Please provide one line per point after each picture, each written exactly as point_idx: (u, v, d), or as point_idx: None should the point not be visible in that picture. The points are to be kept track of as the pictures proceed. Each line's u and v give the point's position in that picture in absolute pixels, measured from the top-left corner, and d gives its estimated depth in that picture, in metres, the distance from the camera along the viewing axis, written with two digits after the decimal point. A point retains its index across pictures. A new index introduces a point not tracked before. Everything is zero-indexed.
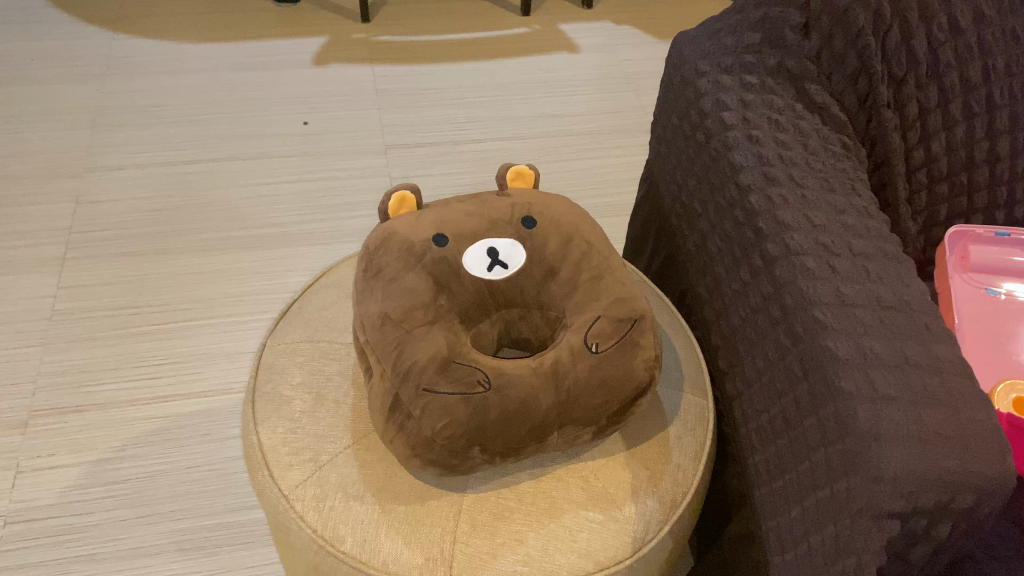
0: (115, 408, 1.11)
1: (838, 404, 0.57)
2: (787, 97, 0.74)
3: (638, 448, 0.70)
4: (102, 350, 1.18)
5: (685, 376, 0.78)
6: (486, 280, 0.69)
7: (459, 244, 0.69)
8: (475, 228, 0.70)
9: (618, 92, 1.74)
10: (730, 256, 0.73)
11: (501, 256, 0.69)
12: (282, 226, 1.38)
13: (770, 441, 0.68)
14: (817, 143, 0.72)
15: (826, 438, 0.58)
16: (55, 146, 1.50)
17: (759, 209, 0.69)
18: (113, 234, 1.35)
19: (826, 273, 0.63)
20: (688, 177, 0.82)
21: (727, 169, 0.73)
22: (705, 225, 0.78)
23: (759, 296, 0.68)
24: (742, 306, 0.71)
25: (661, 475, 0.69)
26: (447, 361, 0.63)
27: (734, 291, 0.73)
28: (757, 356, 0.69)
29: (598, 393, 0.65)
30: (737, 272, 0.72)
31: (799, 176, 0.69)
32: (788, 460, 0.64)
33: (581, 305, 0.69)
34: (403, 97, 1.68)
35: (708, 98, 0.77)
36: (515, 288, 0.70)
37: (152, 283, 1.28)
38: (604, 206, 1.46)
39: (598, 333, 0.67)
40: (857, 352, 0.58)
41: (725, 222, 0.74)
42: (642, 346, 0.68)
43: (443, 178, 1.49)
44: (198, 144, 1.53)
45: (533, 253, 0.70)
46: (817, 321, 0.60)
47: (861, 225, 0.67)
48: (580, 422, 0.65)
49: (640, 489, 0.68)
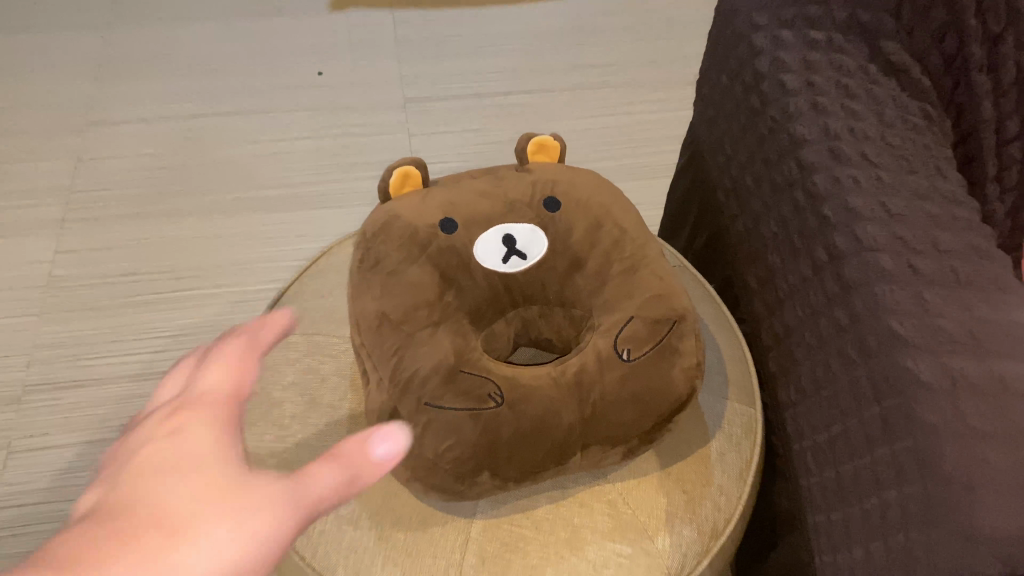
0: (112, 385, 1.04)
1: (920, 436, 0.48)
2: (859, 58, 0.63)
3: (674, 467, 0.62)
4: (100, 321, 1.11)
5: (730, 379, 0.67)
6: (502, 274, 0.59)
7: (469, 231, 0.59)
8: (489, 212, 0.60)
9: (655, 40, 1.60)
10: (787, 244, 0.63)
11: (519, 244, 0.59)
12: (293, 186, 1.29)
13: (828, 466, 0.58)
14: (894, 114, 0.61)
15: (900, 476, 0.49)
16: (57, 99, 1.41)
17: (827, 194, 0.58)
18: (115, 194, 1.27)
19: (907, 275, 0.53)
20: (738, 149, 0.71)
21: (786, 143, 0.63)
22: (758, 206, 0.68)
23: (821, 295, 0.58)
24: (799, 305, 0.61)
25: (700, 499, 0.60)
26: (453, 371, 0.55)
27: (790, 286, 0.63)
28: (816, 365, 0.59)
29: (629, 408, 0.57)
30: (795, 264, 0.62)
31: (873, 153, 0.59)
32: (850, 491, 0.55)
33: (611, 303, 0.59)
34: (425, 46, 1.57)
35: (764, 58, 0.66)
36: (534, 282, 0.60)
37: (156, 248, 1.20)
38: (637, 166, 1.35)
39: (630, 337, 0.57)
40: (944, 377, 0.48)
41: (781, 204, 0.64)
42: (681, 352, 0.59)
43: (464, 135, 1.38)
44: (208, 97, 1.43)
45: (557, 240, 0.60)
46: (895, 335, 0.51)
47: (949, 215, 0.57)
48: (607, 441, 0.57)
49: (675, 516, 0.59)
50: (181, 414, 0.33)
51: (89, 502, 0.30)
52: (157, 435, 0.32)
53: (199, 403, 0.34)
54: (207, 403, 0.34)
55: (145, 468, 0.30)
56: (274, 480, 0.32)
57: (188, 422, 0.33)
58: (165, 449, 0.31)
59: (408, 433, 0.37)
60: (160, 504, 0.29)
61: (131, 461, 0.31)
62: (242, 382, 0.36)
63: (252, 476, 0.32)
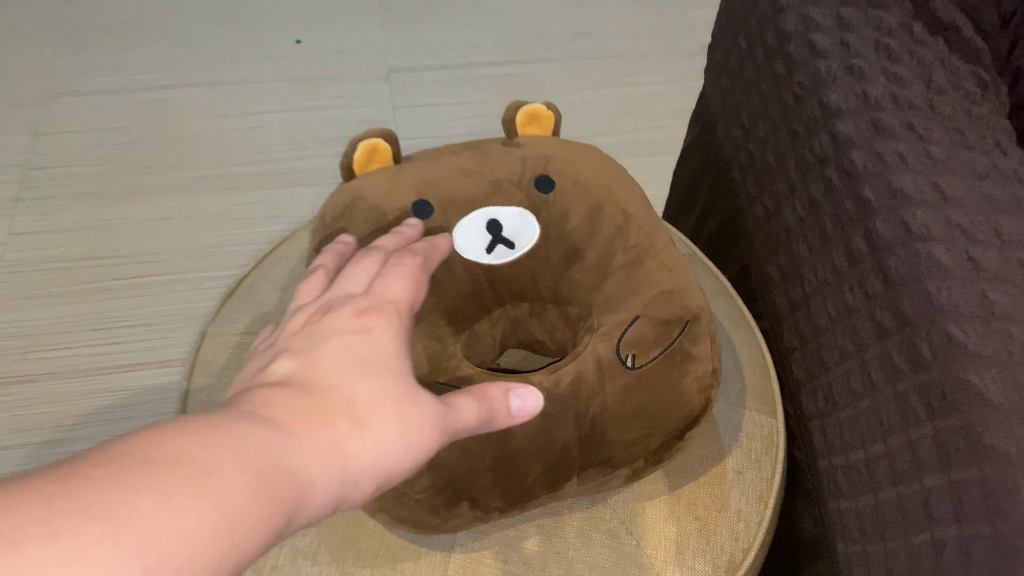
0: (66, 379, 0.96)
1: (988, 467, 0.39)
2: (901, 13, 0.53)
3: (684, 490, 0.54)
4: (54, 309, 1.02)
5: (748, 386, 0.59)
6: (485, 266, 0.51)
7: (447, 216, 0.50)
8: (471, 193, 0.51)
9: (658, 7, 1.50)
10: (817, 231, 0.54)
11: (506, 232, 0.51)
12: (269, 162, 1.20)
13: (865, 491, 0.50)
14: (943, 80, 0.52)
15: (960, 511, 0.41)
16: (15, 69, 1.32)
17: (867, 171, 0.49)
18: (75, 170, 1.17)
19: (966, 270, 0.44)
20: (758, 120, 0.62)
21: (816, 113, 0.54)
22: (781, 186, 0.59)
23: (859, 292, 0.49)
24: (831, 302, 0.52)
25: (714, 527, 0.52)
26: (429, 383, 0.48)
27: (820, 279, 0.54)
28: (852, 372, 0.51)
29: (634, 424, 0.49)
30: (827, 255, 0.53)
31: (920, 125, 0.49)
32: (894, 524, 0.46)
33: (613, 301, 0.51)
34: (412, 13, 1.46)
35: (790, 15, 0.57)
36: (523, 275, 0.52)
37: (118, 229, 1.11)
38: (638, 143, 1.26)
39: (635, 340, 0.49)
40: (1013, 393, 0.40)
41: (810, 184, 0.55)
42: (695, 358, 0.50)
43: (453, 109, 1.28)
44: (179, 67, 1.34)
45: (549, 226, 0.51)
46: (954, 343, 0.42)
47: (1012, 198, 0.48)
48: (608, 463, 0.49)
49: (686, 548, 0.51)
50: (362, 317, 0.40)
51: (286, 370, 0.37)
52: (349, 329, 0.39)
53: (380, 312, 0.41)
54: (384, 311, 0.41)
55: (328, 354, 0.37)
56: (425, 401, 0.37)
57: (369, 325, 0.39)
58: (347, 346, 0.38)
59: (539, 396, 0.44)
60: (336, 391, 0.36)
61: (320, 344, 0.38)
62: (412, 300, 0.43)
63: (409, 391, 0.38)
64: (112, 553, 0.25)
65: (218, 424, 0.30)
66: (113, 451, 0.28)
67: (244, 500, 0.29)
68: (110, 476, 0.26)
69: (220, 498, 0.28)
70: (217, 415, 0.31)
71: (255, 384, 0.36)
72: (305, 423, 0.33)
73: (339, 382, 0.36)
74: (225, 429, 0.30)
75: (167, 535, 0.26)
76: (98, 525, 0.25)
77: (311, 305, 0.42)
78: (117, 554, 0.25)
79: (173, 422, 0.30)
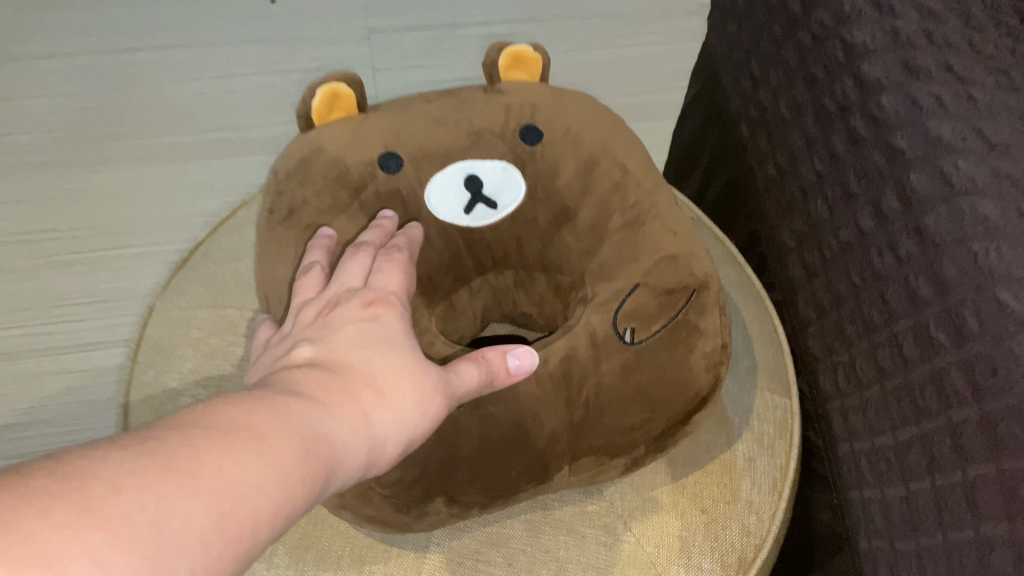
0: (18, 360, 0.88)
1: None
2: None
3: (690, 483, 0.47)
4: (5, 284, 0.93)
5: (760, 362, 0.53)
6: (461, 228, 0.45)
7: (419, 170, 0.44)
8: (447, 143, 0.44)
9: None
10: (841, 188, 0.48)
11: (486, 189, 0.45)
12: (239, 128, 1.10)
13: (896, 482, 0.43)
14: (983, 15, 0.45)
15: (1011, 507, 0.35)
16: None
17: (898, 119, 0.43)
18: (23, 134, 1.07)
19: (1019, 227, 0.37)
20: (771, 68, 0.55)
21: (838, 55, 0.47)
22: (798, 140, 0.52)
23: (892, 256, 0.43)
24: (858, 268, 0.46)
25: (722, 521, 0.46)
26: None
27: (845, 243, 0.47)
28: (882, 348, 0.44)
29: (633, 407, 0.43)
30: (853, 215, 0.46)
31: (960, 63, 0.43)
32: (931, 520, 0.40)
33: (609, 268, 0.45)
34: None
35: None
36: (506, 238, 0.46)
37: (74, 197, 1.01)
38: (636, 99, 1.17)
39: (633, 312, 0.43)
40: None
41: (832, 135, 0.48)
42: (703, 332, 0.44)
43: (437, 65, 1.20)
44: (136, 20, 1.21)
45: (536, 183, 0.45)
46: (1005, 312, 0.36)
47: None
48: (605, 451, 0.43)
49: (692, 546, 0.45)
50: (370, 306, 0.36)
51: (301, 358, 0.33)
52: (357, 315, 0.35)
53: (383, 298, 0.37)
54: (391, 302, 0.37)
55: (343, 338, 0.34)
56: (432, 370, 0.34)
57: (378, 314, 0.36)
58: (361, 330, 0.34)
59: (536, 355, 0.41)
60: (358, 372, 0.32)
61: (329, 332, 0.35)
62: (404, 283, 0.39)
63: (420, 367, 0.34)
64: (182, 512, 0.22)
65: (256, 398, 0.28)
66: (159, 423, 0.25)
67: (299, 470, 0.26)
68: (171, 440, 0.24)
69: (274, 465, 0.25)
70: (252, 392, 0.28)
71: (272, 371, 0.32)
72: (336, 401, 0.30)
73: (364, 362, 0.33)
74: (269, 403, 0.28)
75: (237, 493, 0.24)
76: (166, 480, 0.22)
77: (311, 296, 0.38)
78: (189, 509, 0.22)
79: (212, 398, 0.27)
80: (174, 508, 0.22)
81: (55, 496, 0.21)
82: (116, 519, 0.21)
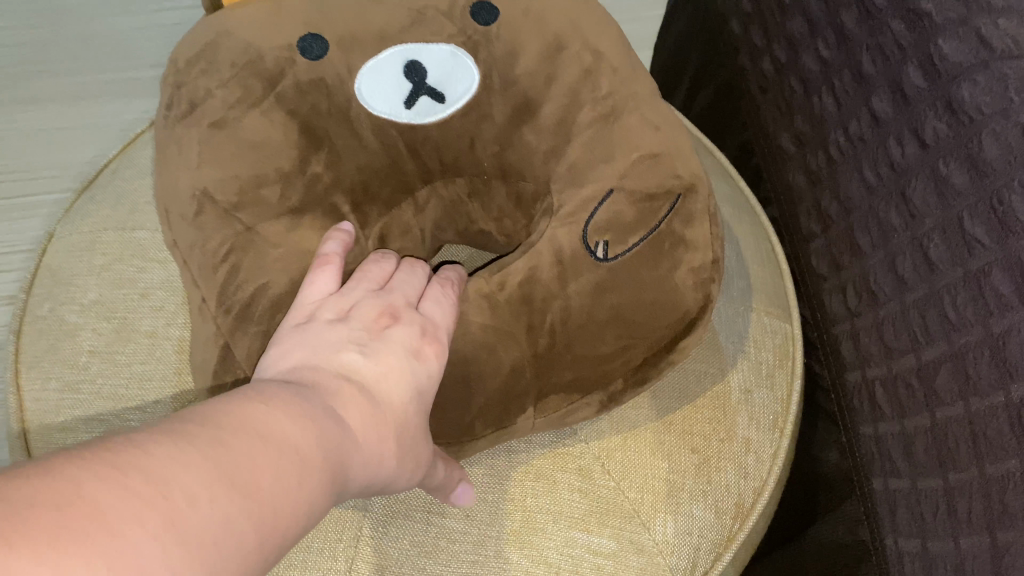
0: None
1: None
2: None
3: (676, 417, 0.41)
4: None
5: (757, 283, 0.46)
6: (404, 125, 0.38)
7: (348, 56, 0.37)
8: (382, 24, 0.37)
9: None
10: (852, 73, 0.41)
11: (431, 79, 0.37)
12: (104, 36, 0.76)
13: (919, 408, 0.37)
14: None
15: None
16: None
17: None
18: None
19: None
20: None
21: None
22: (800, 23, 0.45)
23: (916, 145, 0.36)
24: (875, 166, 0.39)
25: (712, 462, 0.40)
26: None
27: (857, 138, 0.41)
28: (902, 256, 0.38)
29: (608, 333, 0.36)
30: (867, 104, 0.40)
31: None
32: (965, 449, 0.34)
33: (579, 170, 0.38)
34: None
35: None
36: (458, 137, 0.39)
37: None
38: None
39: (608, 221, 0.37)
40: None
41: (841, 11, 0.41)
42: (690, 245, 0.37)
43: None
44: None
45: (493, 70, 0.38)
46: None
47: None
48: (575, 386, 0.37)
49: (679, 489, 0.39)
50: (421, 338, 0.32)
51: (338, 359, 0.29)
52: (410, 341, 0.32)
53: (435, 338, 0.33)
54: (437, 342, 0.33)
55: (385, 354, 0.30)
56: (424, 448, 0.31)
57: (424, 352, 0.32)
58: (408, 363, 0.31)
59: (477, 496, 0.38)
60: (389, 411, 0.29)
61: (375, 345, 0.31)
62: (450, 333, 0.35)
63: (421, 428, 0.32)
64: (239, 527, 0.20)
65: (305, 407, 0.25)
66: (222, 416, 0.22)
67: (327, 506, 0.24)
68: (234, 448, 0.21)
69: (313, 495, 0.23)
70: (302, 395, 0.25)
71: (308, 362, 0.28)
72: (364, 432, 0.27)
73: (403, 400, 0.30)
74: (314, 409, 0.25)
75: (278, 521, 0.21)
76: (230, 497, 0.20)
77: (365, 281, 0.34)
78: (244, 530, 0.20)
79: (250, 392, 0.24)
80: (233, 526, 0.20)
81: (117, 491, 0.18)
82: (186, 530, 0.19)
